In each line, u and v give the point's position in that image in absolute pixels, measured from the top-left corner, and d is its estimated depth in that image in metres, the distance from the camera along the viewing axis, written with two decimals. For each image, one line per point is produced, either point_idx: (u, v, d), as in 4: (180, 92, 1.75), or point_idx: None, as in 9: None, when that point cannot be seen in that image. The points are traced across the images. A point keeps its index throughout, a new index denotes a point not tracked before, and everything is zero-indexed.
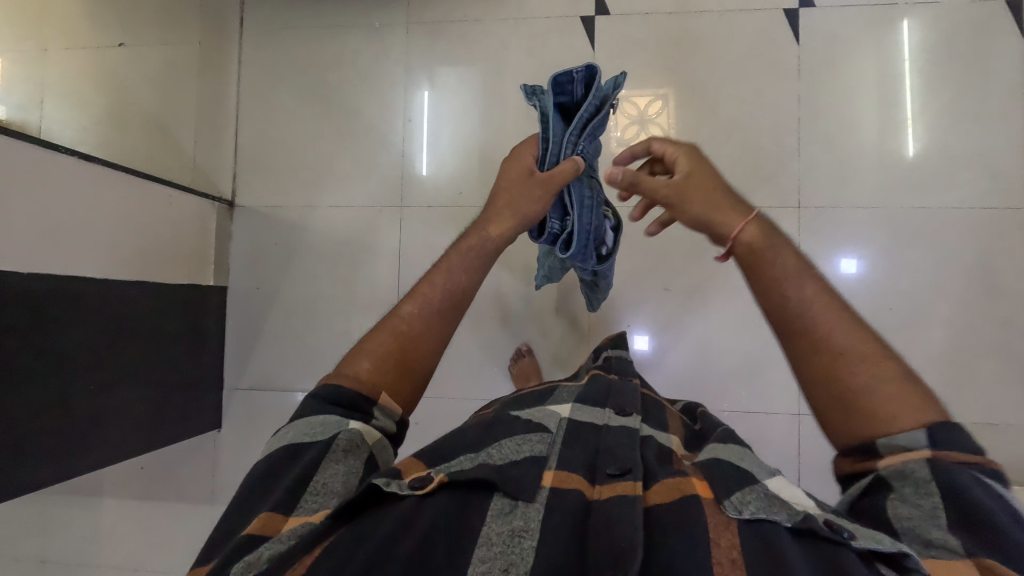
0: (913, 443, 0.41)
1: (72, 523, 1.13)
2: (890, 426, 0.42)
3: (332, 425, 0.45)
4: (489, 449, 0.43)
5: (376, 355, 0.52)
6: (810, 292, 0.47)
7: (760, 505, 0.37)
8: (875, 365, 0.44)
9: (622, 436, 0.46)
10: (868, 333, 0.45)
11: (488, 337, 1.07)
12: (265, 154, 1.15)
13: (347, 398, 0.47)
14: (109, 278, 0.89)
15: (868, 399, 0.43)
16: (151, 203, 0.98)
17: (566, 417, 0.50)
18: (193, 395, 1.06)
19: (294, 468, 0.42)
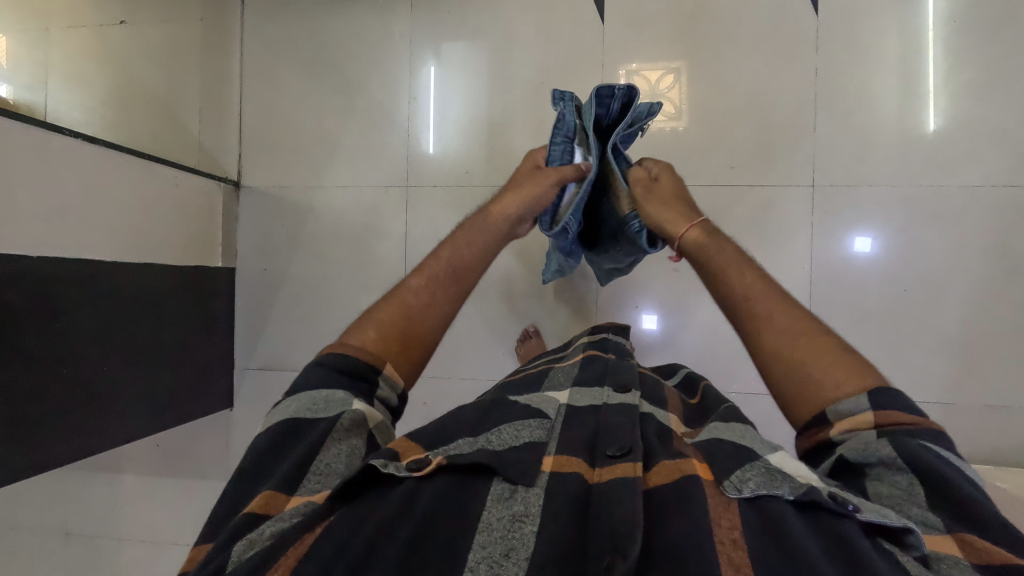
0: (857, 408, 0.43)
1: (92, 496, 1.16)
2: (832, 393, 0.44)
3: (336, 400, 0.45)
4: (490, 434, 0.43)
5: (382, 326, 0.52)
6: (752, 281, 0.52)
7: (760, 481, 0.37)
8: (813, 339, 0.47)
9: (621, 414, 0.46)
10: (806, 316, 0.49)
11: (496, 316, 1.07)
12: (270, 133, 1.14)
13: (353, 367, 0.48)
14: (118, 258, 0.90)
15: (812, 372, 0.46)
16: (157, 183, 0.98)
17: (565, 402, 0.51)
18: (205, 374, 1.08)
19: (295, 450, 0.42)
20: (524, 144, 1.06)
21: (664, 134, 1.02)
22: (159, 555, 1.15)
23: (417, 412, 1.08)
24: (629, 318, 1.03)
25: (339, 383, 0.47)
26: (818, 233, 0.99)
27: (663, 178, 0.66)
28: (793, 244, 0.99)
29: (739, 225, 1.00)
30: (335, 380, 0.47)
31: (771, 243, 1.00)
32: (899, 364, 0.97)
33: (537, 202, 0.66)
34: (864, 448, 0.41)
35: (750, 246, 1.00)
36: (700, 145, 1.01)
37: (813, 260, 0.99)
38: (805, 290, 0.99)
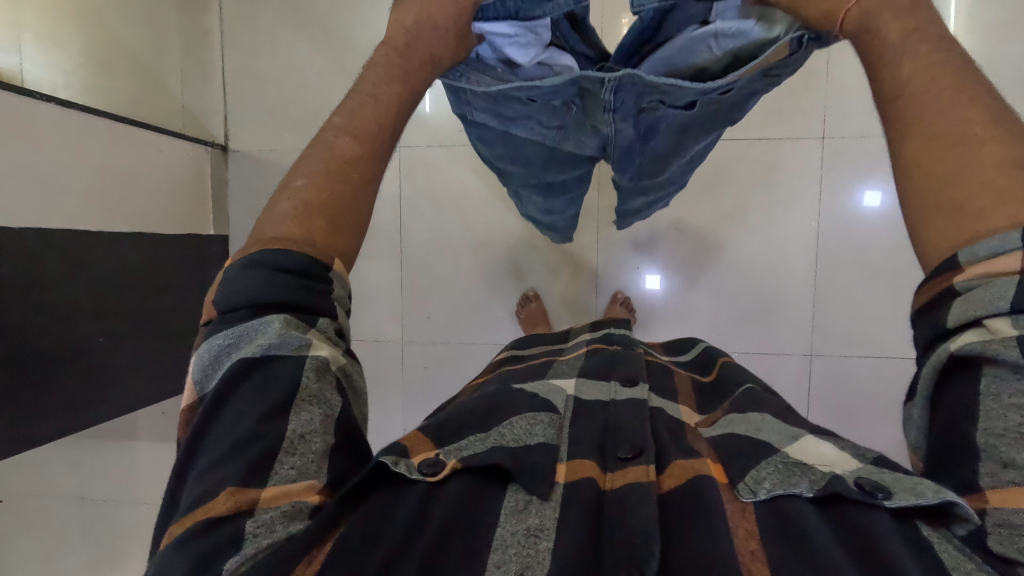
0: (1003, 248, 0.30)
1: (105, 462, 1.19)
2: (973, 227, 0.31)
3: (295, 335, 0.36)
4: (503, 428, 0.42)
5: (319, 202, 0.40)
6: (916, 64, 0.35)
7: (776, 480, 0.34)
8: (974, 146, 0.32)
9: (629, 408, 0.45)
10: (990, 110, 0.33)
11: (495, 281, 1.05)
12: (256, 93, 1.09)
13: (300, 267, 0.38)
14: (104, 232, 0.88)
15: (951, 191, 0.32)
16: (139, 150, 0.94)
17: (571, 393, 0.50)
18: None
19: (248, 407, 0.34)
20: None
21: None
22: None
23: (419, 378, 1.08)
24: (631, 281, 1.02)
25: (279, 299, 0.37)
26: (828, 187, 0.95)
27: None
28: (801, 199, 0.96)
29: (746, 181, 0.97)
30: (278, 288, 0.37)
31: (779, 199, 0.96)
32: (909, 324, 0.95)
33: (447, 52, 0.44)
34: (985, 328, 0.30)
35: (756, 203, 0.97)
36: None
37: (822, 215, 0.95)
38: (812, 249, 0.96)
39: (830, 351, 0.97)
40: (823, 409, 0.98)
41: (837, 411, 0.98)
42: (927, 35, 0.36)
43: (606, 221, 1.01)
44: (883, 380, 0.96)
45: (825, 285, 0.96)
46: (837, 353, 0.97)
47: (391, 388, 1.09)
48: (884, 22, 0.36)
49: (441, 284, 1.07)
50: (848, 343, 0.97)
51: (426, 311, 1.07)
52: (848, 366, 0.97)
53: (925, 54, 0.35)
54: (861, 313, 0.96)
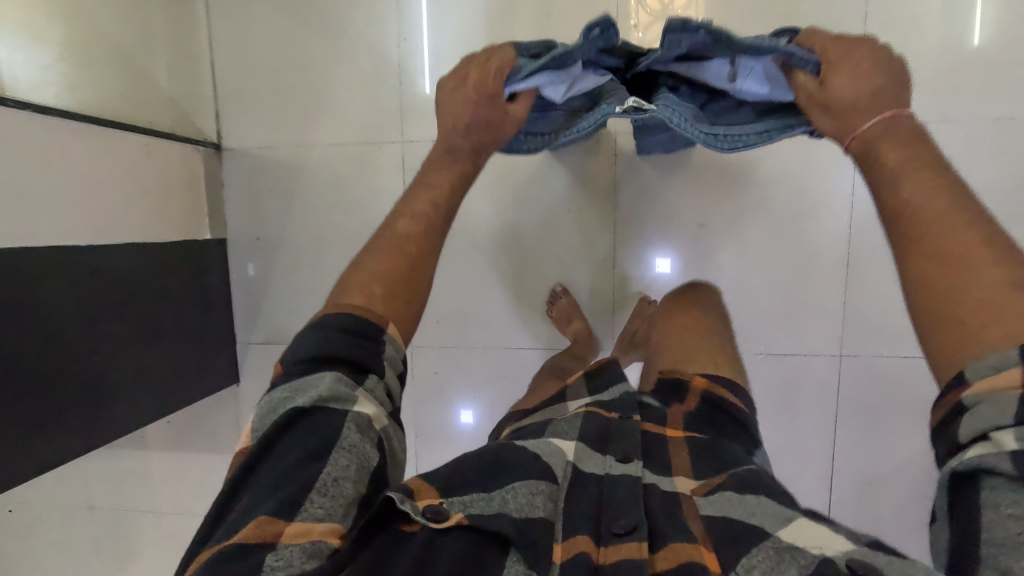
0: (1004, 362, 0.34)
1: (113, 471, 1.17)
2: (978, 337, 0.36)
3: (342, 390, 0.42)
4: (501, 496, 0.41)
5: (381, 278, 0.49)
6: (911, 191, 0.44)
7: (768, 567, 0.34)
8: (973, 265, 0.39)
9: (628, 488, 0.43)
10: (999, 243, 0.40)
11: (506, 282, 1.00)
12: (247, 86, 1.03)
13: (358, 325, 0.45)
14: (94, 245, 0.83)
15: (963, 289, 0.38)
16: (127, 155, 0.89)
17: (570, 457, 0.46)
18: (205, 354, 1.04)
19: (293, 448, 0.40)
20: None
21: None
22: (184, 522, 1.17)
23: (427, 384, 1.04)
24: (649, 278, 0.96)
25: (335, 354, 0.43)
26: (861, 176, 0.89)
27: (833, 78, 0.49)
28: (832, 190, 0.90)
29: (772, 171, 0.91)
30: (338, 345, 0.44)
31: (808, 191, 0.90)
32: None
33: (480, 110, 0.56)
34: (992, 442, 0.33)
35: (784, 195, 0.91)
36: None
37: (854, 206, 0.89)
38: (844, 243, 0.91)
39: (861, 350, 0.92)
40: (852, 411, 0.94)
41: (867, 414, 0.93)
42: (924, 164, 0.45)
43: (620, 217, 0.96)
44: (917, 381, 0.91)
45: (856, 281, 0.91)
46: (866, 352, 0.92)
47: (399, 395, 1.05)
48: (881, 149, 0.47)
49: (449, 287, 1.02)
50: (880, 342, 0.92)
51: (434, 314, 1.03)
52: (879, 367, 0.92)
53: (923, 180, 0.44)
54: (895, 310, 0.91)
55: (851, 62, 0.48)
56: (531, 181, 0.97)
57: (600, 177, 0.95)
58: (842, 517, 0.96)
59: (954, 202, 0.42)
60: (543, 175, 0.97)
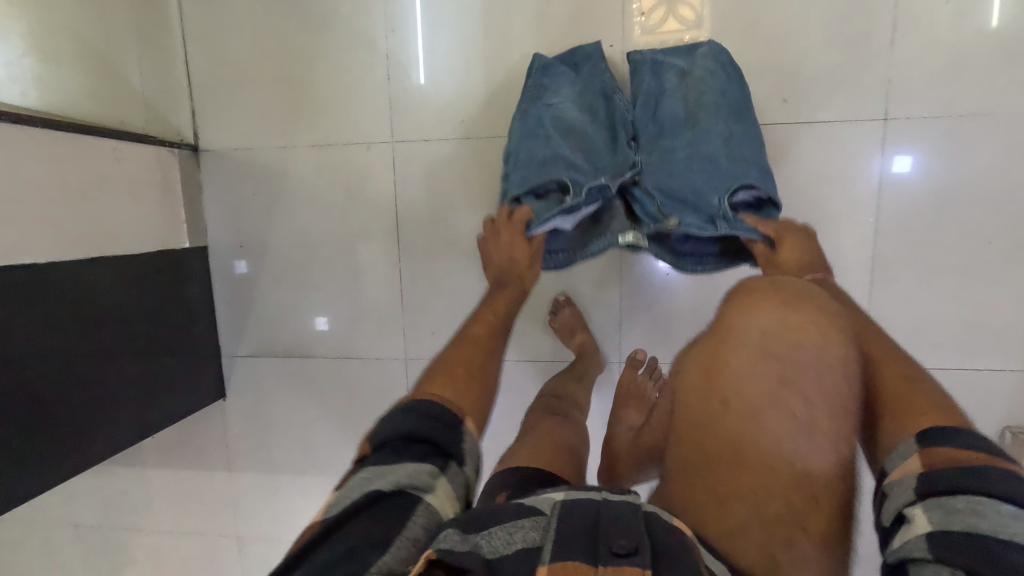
0: (908, 451, 0.46)
1: (97, 489, 1.12)
2: (892, 439, 0.48)
3: (426, 479, 0.44)
4: (480, 536, 0.39)
5: (461, 366, 0.55)
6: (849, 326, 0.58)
7: None
8: (894, 390, 0.51)
9: (623, 509, 0.42)
10: (911, 376, 0.53)
11: None
12: (227, 83, 0.96)
13: (445, 414, 0.48)
14: (59, 260, 0.77)
15: (891, 404, 0.50)
16: (93, 161, 0.82)
17: (558, 496, 0.44)
18: (189, 369, 0.98)
19: (367, 526, 0.40)
20: None
21: None
22: (174, 541, 1.13)
23: None
24: (657, 281, 0.89)
25: (430, 435, 0.46)
26: (887, 175, 0.82)
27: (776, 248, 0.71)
28: (856, 190, 0.83)
29: (790, 171, 0.84)
30: (428, 426, 0.47)
31: (830, 192, 0.84)
32: (977, 330, 0.83)
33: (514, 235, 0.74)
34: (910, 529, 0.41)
35: (804, 196, 0.84)
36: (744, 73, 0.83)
37: (880, 207, 0.83)
38: (868, 248, 0.84)
39: None
40: None
41: None
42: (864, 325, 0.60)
43: None
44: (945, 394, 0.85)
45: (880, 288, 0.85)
46: None
47: None
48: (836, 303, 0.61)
49: (445, 297, 0.96)
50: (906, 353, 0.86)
51: (429, 325, 0.97)
52: None
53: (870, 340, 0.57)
54: (922, 319, 0.85)
55: (793, 236, 0.72)
56: None
57: None
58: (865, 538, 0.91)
59: (884, 349, 0.56)
60: None
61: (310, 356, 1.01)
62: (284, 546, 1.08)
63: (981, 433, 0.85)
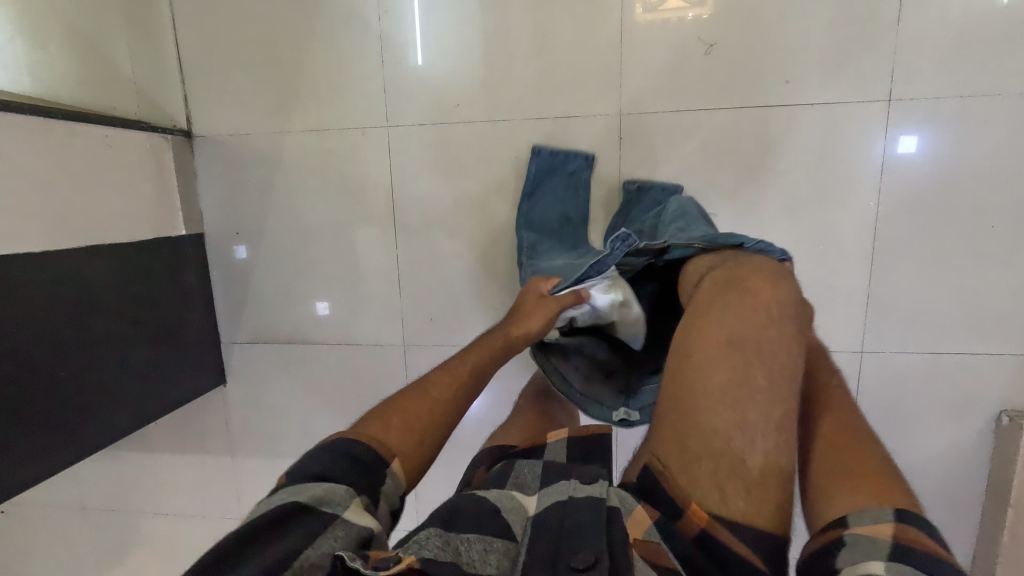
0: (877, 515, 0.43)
1: (101, 473, 1.14)
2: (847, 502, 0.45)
3: (337, 496, 0.42)
4: (457, 541, 0.41)
5: (404, 414, 0.50)
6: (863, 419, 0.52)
7: None
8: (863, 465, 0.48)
9: (589, 511, 0.44)
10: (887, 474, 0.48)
11: (504, 279, 0.94)
12: (219, 67, 0.94)
13: (365, 455, 0.45)
14: (55, 250, 0.77)
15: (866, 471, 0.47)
16: (83, 150, 0.82)
17: (532, 512, 0.46)
18: (188, 357, 0.99)
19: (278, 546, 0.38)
20: (525, 64, 0.86)
21: (698, 41, 0.82)
22: (180, 525, 1.15)
23: None
24: None
25: (342, 465, 0.44)
26: (891, 157, 0.81)
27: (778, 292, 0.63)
28: (858, 174, 0.82)
29: (792, 154, 0.83)
30: (343, 461, 0.44)
31: (832, 176, 0.82)
32: (977, 316, 0.83)
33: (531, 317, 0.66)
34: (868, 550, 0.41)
35: (805, 180, 0.83)
36: (746, 52, 0.81)
37: (882, 191, 0.82)
38: (869, 233, 0.83)
39: (885, 348, 0.86)
40: (873, 409, 0.88)
41: (889, 413, 0.88)
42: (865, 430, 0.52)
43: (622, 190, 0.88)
44: (944, 380, 0.85)
45: (881, 273, 0.84)
46: (891, 349, 0.86)
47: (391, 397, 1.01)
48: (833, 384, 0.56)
49: (443, 284, 0.96)
50: (907, 338, 0.85)
51: (428, 313, 0.97)
52: (904, 364, 0.86)
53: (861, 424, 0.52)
54: (922, 304, 0.84)
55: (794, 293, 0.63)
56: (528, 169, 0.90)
57: (605, 165, 0.88)
58: None
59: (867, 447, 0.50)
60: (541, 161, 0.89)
61: (309, 344, 1.01)
62: None
63: (978, 417, 0.85)
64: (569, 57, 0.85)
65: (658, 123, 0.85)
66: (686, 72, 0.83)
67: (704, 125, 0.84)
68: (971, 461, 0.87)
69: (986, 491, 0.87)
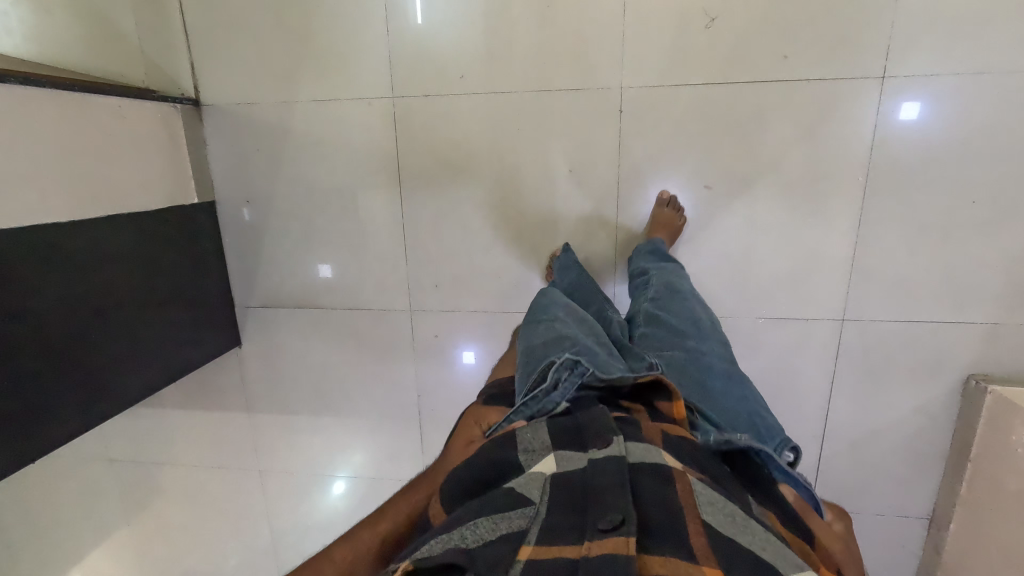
0: None
1: (125, 427, 1.21)
2: None
3: None
4: (465, 530, 0.45)
5: None
6: None
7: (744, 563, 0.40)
8: None
9: (609, 473, 0.47)
10: None
11: (506, 249, 0.98)
12: (224, 36, 0.95)
13: None
14: (78, 220, 0.81)
15: None
16: (98, 123, 0.84)
17: (551, 472, 0.49)
18: (205, 322, 1.04)
19: None
20: (528, 37, 0.88)
21: (699, 16, 0.83)
22: (201, 474, 1.23)
23: (428, 349, 1.05)
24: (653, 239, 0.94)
25: None
26: (881, 134, 0.83)
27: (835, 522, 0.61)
28: (849, 151, 0.85)
29: (785, 129, 0.85)
30: None
31: (823, 153, 0.85)
32: (953, 287, 0.88)
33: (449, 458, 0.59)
34: None
35: (797, 155, 0.86)
36: (745, 27, 0.82)
37: (870, 167, 0.85)
38: (856, 206, 0.87)
39: (864, 317, 0.91)
40: (850, 374, 0.94)
41: (866, 377, 0.94)
42: None
43: (622, 163, 0.91)
44: (918, 347, 0.91)
45: (865, 245, 0.88)
46: (871, 318, 0.91)
47: (399, 358, 1.06)
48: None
49: (447, 252, 1.00)
50: (885, 308, 0.91)
51: (433, 280, 1.01)
52: (880, 333, 0.91)
53: None
54: (901, 275, 0.89)
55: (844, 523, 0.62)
56: (529, 142, 0.92)
57: (605, 138, 0.90)
58: (831, 473, 0.99)
59: None
60: (542, 135, 0.92)
61: (319, 309, 1.06)
62: (301, 479, 1.19)
63: (947, 381, 0.91)
64: (572, 30, 0.86)
65: (658, 99, 0.87)
66: (686, 47, 0.84)
67: (700, 99, 0.86)
68: (938, 420, 0.93)
69: (950, 448, 0.94)
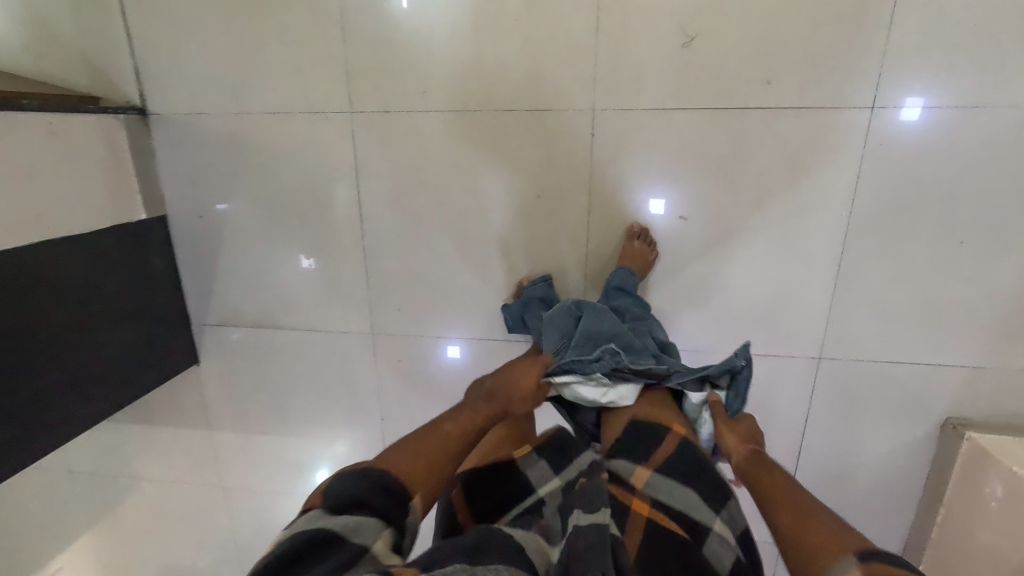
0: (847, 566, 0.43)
1: (83, 440, 1.18)
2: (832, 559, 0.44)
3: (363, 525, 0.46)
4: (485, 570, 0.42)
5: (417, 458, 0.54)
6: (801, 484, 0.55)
7: None
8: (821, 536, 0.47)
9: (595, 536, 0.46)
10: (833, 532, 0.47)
11: (472, 274, 0.93)
12: (171, 41, 0.88)
13: (386, 490, 0.49)
14: (18, 246, 0.75)
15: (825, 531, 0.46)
16: (34, 139, 0.78)
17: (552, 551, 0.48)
18: (161, 341, 1.00)
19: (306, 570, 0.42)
20: (494, 53, 0.81)
21: (677, 36, 0.77)
22: (164, 489, 1.20)
23: (391, 372, 1.01)
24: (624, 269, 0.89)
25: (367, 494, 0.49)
26: (867, 168, 0.78)
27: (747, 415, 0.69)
28: (832, 184, 0.80)
29: (766, 160, 0.80)
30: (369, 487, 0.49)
31: (804, 185, 0.80)
32: (936, 328, 0.84)
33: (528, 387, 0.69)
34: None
35: (777, 188, 0.81)
36: (726, 50, 0.76)
37: (854, 202, 0.80)
38: (837, 243, 0.82)
39: (841, 356, 0.88)
40: (823, 413, 0.91)
41: (840, 416, 0.91)
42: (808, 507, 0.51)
43: (593, 188, 0.86)
44: (894, 387, 0.88)
45: (845, 283, 0.84)
46: (848, 357, 0.88)
47: (362, 381, 1.03)
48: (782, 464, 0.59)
49: (411, 275, 0.95)
50: (862, 348, 0.87)
51: (396, 303, 0.97)
52: (855, 373, 0.88)
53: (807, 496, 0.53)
54: (881, 314, 0.85)
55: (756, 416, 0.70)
56: (496, 164, 0.87)
57: (577, 162, 0.85)
58: None
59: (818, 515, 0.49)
60: (510, 157, 0.86)
61: (278, 328, 1.02)
62: (264, 495, 1.16)
63: (924, 423, 0.88)
64: (541, 46, 0.80)
65: (632, 123, 0.81)
66: (662, 68, 0.78)
67: (677, 124, 0.80)
68: (911, 461, 0.91)
69: (923, 489, 0.91)
